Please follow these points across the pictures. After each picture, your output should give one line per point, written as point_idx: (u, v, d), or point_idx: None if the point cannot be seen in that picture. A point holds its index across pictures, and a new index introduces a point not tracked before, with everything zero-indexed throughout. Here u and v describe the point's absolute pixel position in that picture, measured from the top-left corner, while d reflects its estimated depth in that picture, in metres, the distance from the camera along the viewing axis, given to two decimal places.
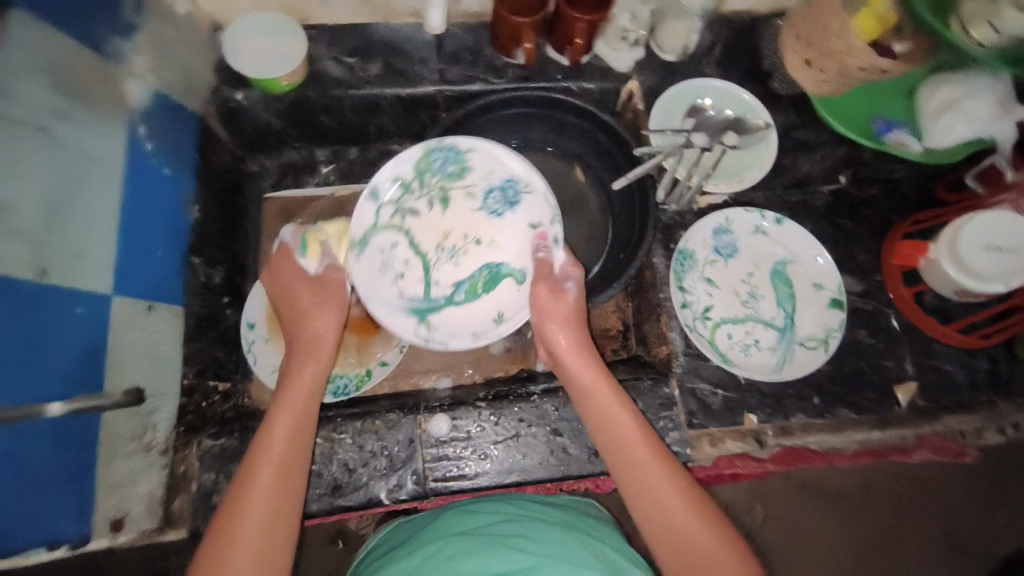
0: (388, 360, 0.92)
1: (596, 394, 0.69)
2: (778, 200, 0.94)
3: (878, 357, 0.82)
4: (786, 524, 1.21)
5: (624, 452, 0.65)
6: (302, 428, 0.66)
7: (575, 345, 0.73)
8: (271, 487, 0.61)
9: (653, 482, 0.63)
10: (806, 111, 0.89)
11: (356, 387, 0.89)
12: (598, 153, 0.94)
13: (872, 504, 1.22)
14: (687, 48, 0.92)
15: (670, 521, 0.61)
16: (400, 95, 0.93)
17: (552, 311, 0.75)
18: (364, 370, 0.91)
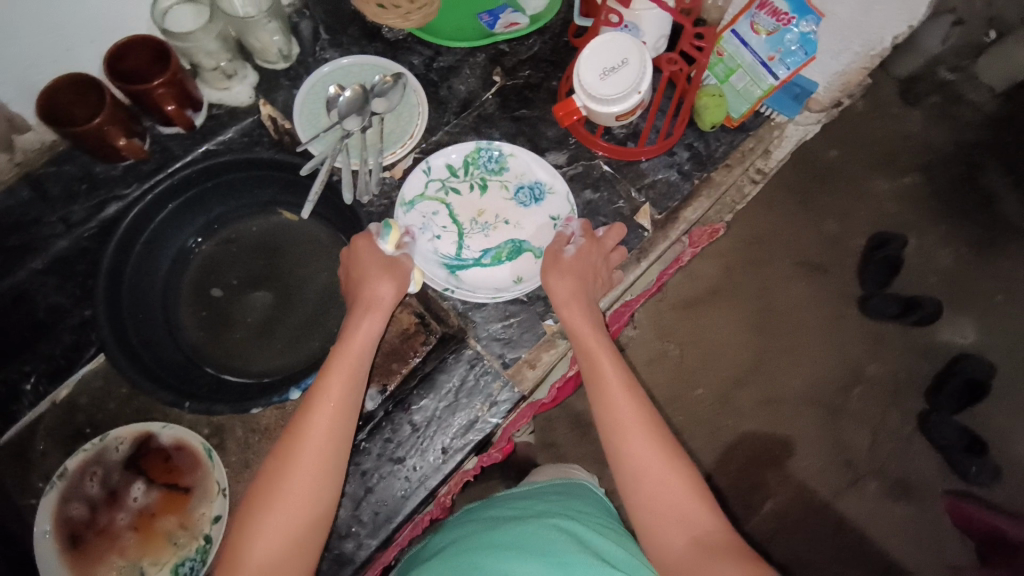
0: (218, 515, 0.77)
1: (583, 341, 0.74)
2: (462, 125, 0.91)
3: (608, 204, 0.88)
4: (692, 339, 1.31)
5: (605, 390, 0.70)
6: (341, 421, 0.66)
7: (570, 293, 0.77)
8: (322, 449, 0.64)
9: (626, 413, 0.68)
10: (426, 44, 0.94)
11: (205, 563, 0.75)
12: (288, 189, 0.92)
13: (741, 281, 1.33)
14: (283, 51, 0.89)
15: (631, 443, 0.66)
16: (36, 267, 0.83)
17: (554, 262, 0.79)
18: (203, 539, 0.77)
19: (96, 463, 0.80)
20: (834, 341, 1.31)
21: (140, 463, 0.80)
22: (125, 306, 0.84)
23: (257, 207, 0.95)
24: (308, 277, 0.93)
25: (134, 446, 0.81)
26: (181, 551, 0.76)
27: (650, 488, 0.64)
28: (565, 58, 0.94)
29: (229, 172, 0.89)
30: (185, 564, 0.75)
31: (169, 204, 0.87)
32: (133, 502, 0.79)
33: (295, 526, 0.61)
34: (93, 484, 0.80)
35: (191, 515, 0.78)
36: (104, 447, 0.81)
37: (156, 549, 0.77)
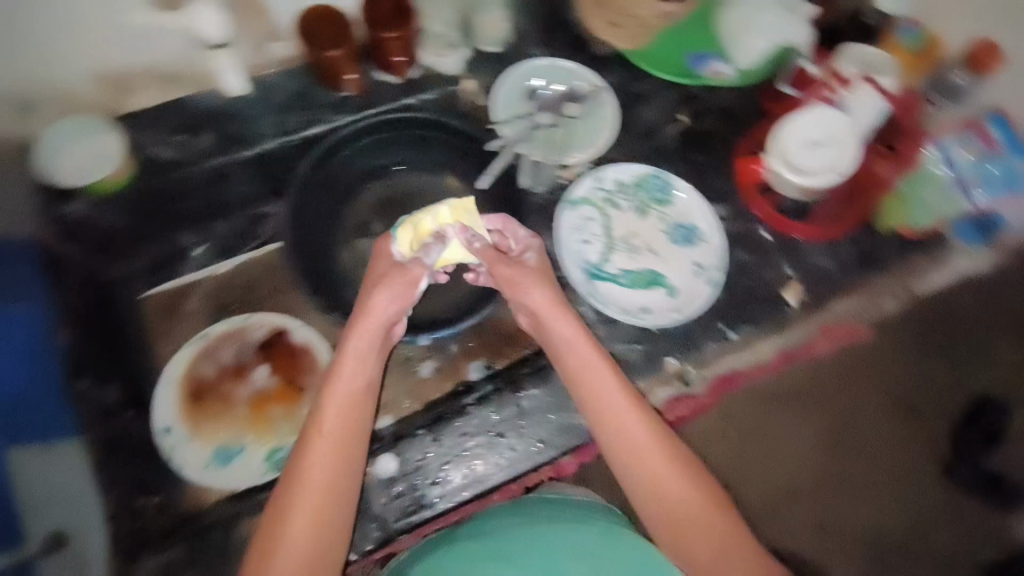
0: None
1: (567, 347, 0.74)
2: (638, 150, 0.95)
3: (758, 271, 0.89)
4: (756, 437, 1.08)
5: (603, 406, 0.70)
6: (353, 421, 0.68)
7: (552, 303, 0.76)
8: (335, 449, 0.66)
9: (631, 434, 0.68)
10: (627, 68, 0.97)
11: None
12: (462, 158, 0.97)
13: (829, 393, 1.09)
14: (503, 37, 0.96)
15: (641, 462, 0.67)
16: (241, 159, 0.91)
17: (521, 276, 0.77)
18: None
19: (237, 337, 0.90)
20: (914, 496, 1.07)
21: (270, 352, 0.90)
22: (297, 215, 0.93)
23: (427, 166, 0.99)
24: None
25: (271, 335, 0.90)
26: (280, 438, 0.85)
27: (670, 508, 0.65)
28: (754, 121, 0.95)
29: (423, 129, 0.97)
30: (280, 452, 0.84)
31: (365, 138, 0.95)
32: (255, 382, 0.88)
33: (316, 523, 0.63)
34: (228, 355, 0.89)
35: (299, 412, 0.86)
36: (247, 327, 0.90)
37: (258, 430, 0.85)
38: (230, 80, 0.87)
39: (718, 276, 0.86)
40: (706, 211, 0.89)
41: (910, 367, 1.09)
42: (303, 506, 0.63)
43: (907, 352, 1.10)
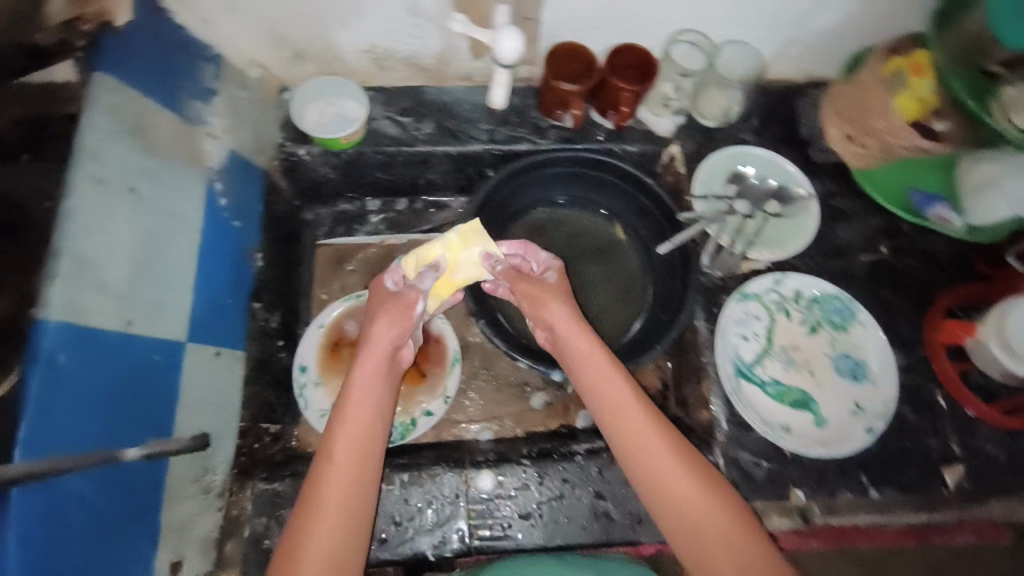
0: (434, 411, 0.90)
1: (586, 361, 0.73)
2: (825, 266, 0.90)
3: (922, 435, 0.83)
4: None
5: (625, 425, 0.68)
6: (366, 433, 0.66)
7: (569, 319, 0.75)
8: (350, 451, 0.64)
9: (653, 460, 0.66)
10: (842, 180, 0.94)
11: (401, 436, 0.87)
12: (639, 214, 0.99)
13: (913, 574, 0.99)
14: (727, 115, 0.96)
15: (668, 487, 0.64)
16: (450, 153, 0.95)
17: (544, 293, 0.77)
18: (411, 418, 0.89)
19: None
20: None
21: None
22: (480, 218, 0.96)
23: (603, 211, 1.03)
24: (597, 291, 1.00)
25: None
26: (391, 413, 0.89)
27: (691, 528, 0.63)
28: (953, 277, 0.92)
29: (614, 177, 0.97)
30: None
31: (559, 169, 0.97)
32: None
33: (335, 530, 0.60)
34: None
35: (416, 397, 0.91)
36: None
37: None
38: (500, 95, 0.89)
39: (877, 425, 0.80)
40: (882, 353, 0.84)
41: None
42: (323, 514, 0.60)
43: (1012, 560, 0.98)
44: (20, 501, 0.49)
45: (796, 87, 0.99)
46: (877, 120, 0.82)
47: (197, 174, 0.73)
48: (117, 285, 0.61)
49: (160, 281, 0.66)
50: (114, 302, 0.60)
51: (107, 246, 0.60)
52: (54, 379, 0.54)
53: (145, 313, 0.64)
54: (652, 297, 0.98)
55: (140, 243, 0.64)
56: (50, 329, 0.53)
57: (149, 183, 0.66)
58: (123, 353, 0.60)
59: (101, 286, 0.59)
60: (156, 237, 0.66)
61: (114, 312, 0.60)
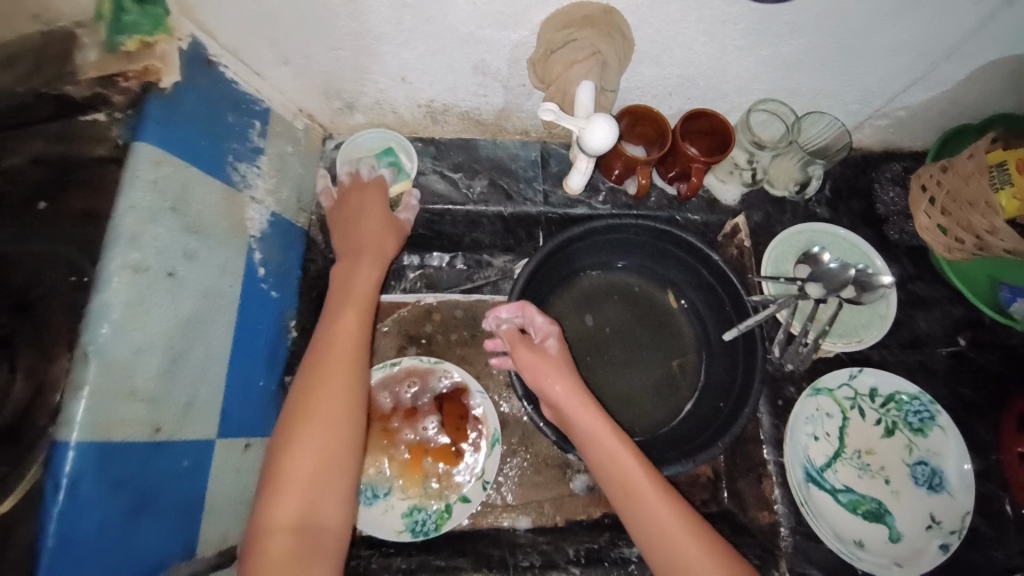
0: (471, 497, 0.82)
1: (592, 430, 0.71)
2: (902, 359, 0.85)
3: (988, 544, 0.77)
4: None
5: (633, 493, 0.66)
6: (353, 388, 0.62)
7: (579, 395, 0.73)
8: (330, 408, 0.60)
9: (670, 533, 0.63)
10: (922, 264, 0.91)
11: (436, 526, 0.80)
12: (699, 287, 0.92)
13: None
14: (799, 184, 0.92)
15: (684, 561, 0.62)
16: (502, 214, 0.89)
17: (543, 366, 0.76)
18: (445, 504, 0.82)
19: (423, 375, 0.88)
20: None
21: (444, 404, 0.87)
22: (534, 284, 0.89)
23: (656, 279, 0.97)
24: (648, 367, 0.93)
25: (453, 387, 0.88)
26: (426, 498, 0.82)
27: None
28: None
29: (673, 247, 0.91)
30: (421, 513, 0.81)
31: (616, 235, 0.91)
32: (424, 430, 0.86)
33: (313, 486, 0.57)
34: (410, 390, 0.88)
35: (451, 479, 0.84)
36: (432, 370, 0.89)
37: (409, 478, 0.83)
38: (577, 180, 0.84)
39: (955, 543, 0.74)
40: (964, 465, 0.77)
41: None
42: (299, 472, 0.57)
43: None
44: None
45: (871, 160, 0.96)
46: (979, 217, 0.74)
47: (239, 247, 0.66)
48: (148, 389, 0.53)
49: (193, 372, 0.59)
50: (144, 408, 0.53)
51: (142, 344, 0.52)
52: (77, 510, 0.46)
53: (176, 415, 0.56)
54: (706, 377, 0.91)
55: (175, 334, 0.56)
56: (74, 451, 0.46)
57: (188, 264, 0.58)
58: (150, 463, 0.53)
59: (130, 392, 0.51)
60: (191, 324, 0.58)
61: (143, 419, 0.53)
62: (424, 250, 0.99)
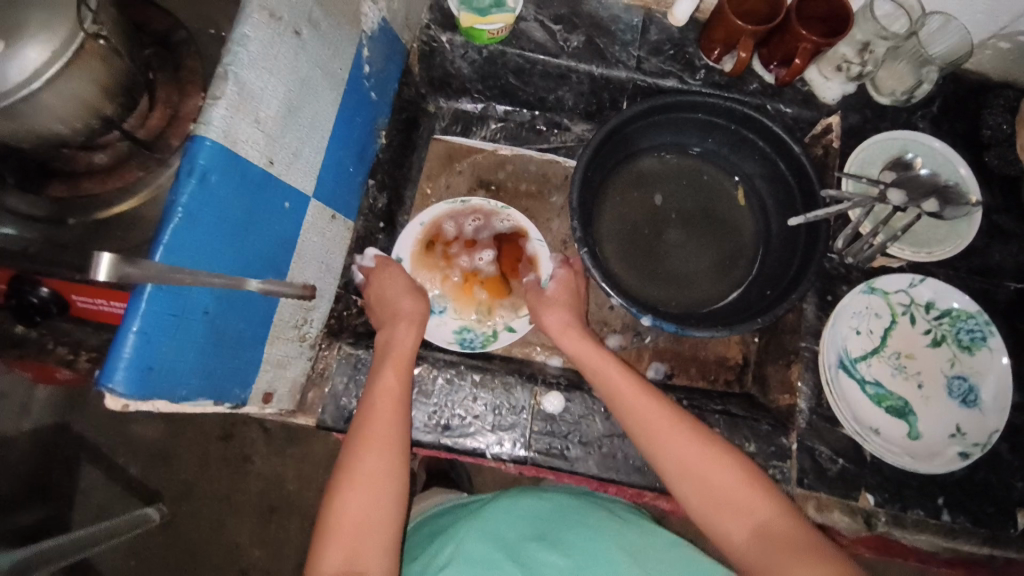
0: (516, 328, 0.90)
1: (613, 396, 0.71)
2: (966, 282, 0.83)
3: (1011, 474, 0.77)
4: None
5: (659, 437, 0.65)
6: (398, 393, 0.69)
7: (566, 326, 0.80)
8: (376, 449, 0.64)
9: (708, 476, 0.62)
10: (1014, 196, 0.86)
11: (482, 343, 0.89)
12: (771, 180, 0.93)
13: None
14: (908, 92, 0.87)
15: (707, 478, 0.62)
16: (591, 73, 0.91)
17: (544, 303, 0.84)
18: (493, 331, 0.90)
19: (487, 217, 0.96)
20: None
21: (503, 245, 0.94)
22: (610, 146, 0.91)
23: (731, 169, 0.98)
24: (699, 250, 0.96)
25: (513, 231, 0.95)
26: (474, 321, 0.90)
27: (749, 517, 0.59)
28: None
29: (755, 135, 0.90)
30: (468, 333, 0.89)
31: (697, 113, 0.91)
32: (480, 263, 0.94)
33: (362, 523, 0.59)
34: (473, 225, 0.95)
35: (499, 312, 0.91)
36: (495, 212, 0.95)
37: (462, 303, 0.91)
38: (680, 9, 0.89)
39: (975, 454, 0.74)
40: (1006, 387, 0.76)
41: None
42: (349, 501, 0.60)
43: None
44: (152, 298, 0.51)
45: (989, 83, 0.91)
46: None
47: (351, 37, 0.73)
48: (269, 126, 0.61)
49: (302, 132, 0.67)
50: (264, 140, 0.61)
51: (270, 86, 0.59)
52: (204, 193, 0.54)
53: (285, 159, 0.65)
54: (761, 266, 0.94)
55: (295, 90, 0.63)
56: (207, 146, 0.53)
57: (312, 31, 0.64)
58: (260, 189, 0.62)
59: (254, 120, 0.58)
60: (307, 87, 0.65)
61: (261, 149, 0.60)
62: (509, 105, 1.03)
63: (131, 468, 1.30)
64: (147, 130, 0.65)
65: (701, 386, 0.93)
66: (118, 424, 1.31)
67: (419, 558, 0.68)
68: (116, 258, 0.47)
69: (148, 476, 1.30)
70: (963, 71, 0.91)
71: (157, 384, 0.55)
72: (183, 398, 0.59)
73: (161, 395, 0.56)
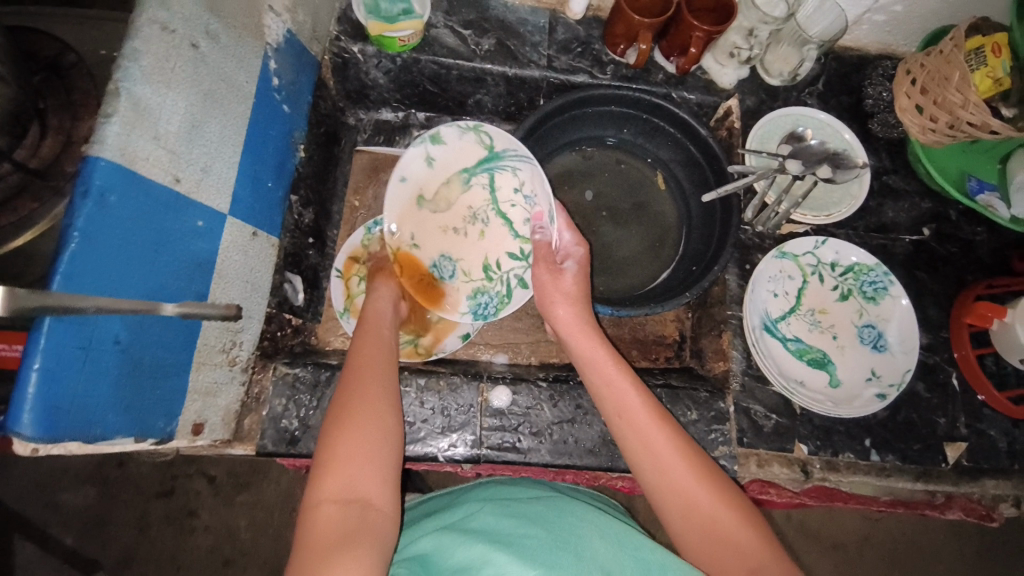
0: (529, 284, 0.86)
1: (611, 407, 0.68)
2: (866, 240, 0.90)
3: (931, 411, 0.84)
4: (804, 533, 1.30)
5: (650, 450, 0.63)
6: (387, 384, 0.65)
7: (578, 324, 0.77)
8: (364, 435, 0.58)
9: (696, 499, 0.60)
10: (899, 158, 0.95)
11: (496, 308, 0.86)
12: (685, 164, 0.98)
13: (873, 535, 1.31)
14: (794, 74, 0.96)
15: (695, 503, 0.59)
16: (506, 74, 0.94)
17: (551, 289, 0.81)
18: (506, 289, 0.87)
19: (471, 151, 0.86)
20: None
21: (498, 184, 0.87)
22: (530, 143, 0.93)
23: (648, 156, 1.02)
24: (628, 236, 1.00)
25: (492, 157, 0.85)
26: (485, 282, 0.87)
27: (733, 549, 0.56)
28: (987, 271, 0.91)
29: (665, 122, 0.95)
30: (484, 297, 0.87)
31: (609, 105, 0.95)
32: (478, 208, 0.87)
33: (349, 504, 0.54)
34: (458, 162, 0.86)
35: (510, 264, 0.87)
36: (471, 144, 0.85)
37: (471, 259, 0.87)
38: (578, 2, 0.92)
39: (891, 394, 0.80)
40: (911, 329, 0.83)
41: (927, 545, 1.30)
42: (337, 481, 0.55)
43: (928, 541, 1.31)
44: (53, 331, 0.48)
45: (867, 58, 0.99)
46: (953, 94, 0.80)
47: (254, 50, 0.72)
48: (172, 141, 0.59)
49: (209, 147, 0.65)
50: (167, 157, 0.59)
51: (169, 100, 0.57)
52: (103, 216, 0.52)
53: (192, 175, 0.63)
54: (685, 243, 0.98)
55: (197, 103, 0.62)
56: (103, 167, 0.51)
57: (209, 43, 0.63)
58: (167, 209, 0.60)
59: (153, 137, 0.56)
60: (210, 99, 0.64)
61: (164, 166, 0.58)
62: (431, 112, 1.04)
63: (65, 539, 1.20)
64: (39, 159, 0.61)
65: (644, 365, 0.96)
66: (46, 492, 1.22)
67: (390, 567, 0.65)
68: (13, 291, 0.43)
69: (83, 545, 1.20)
70: (842, 49, 0.99)
71: (68, 423, 0.51)
72: (100, 436, 0.56)
73: (73, 437, 0.52)
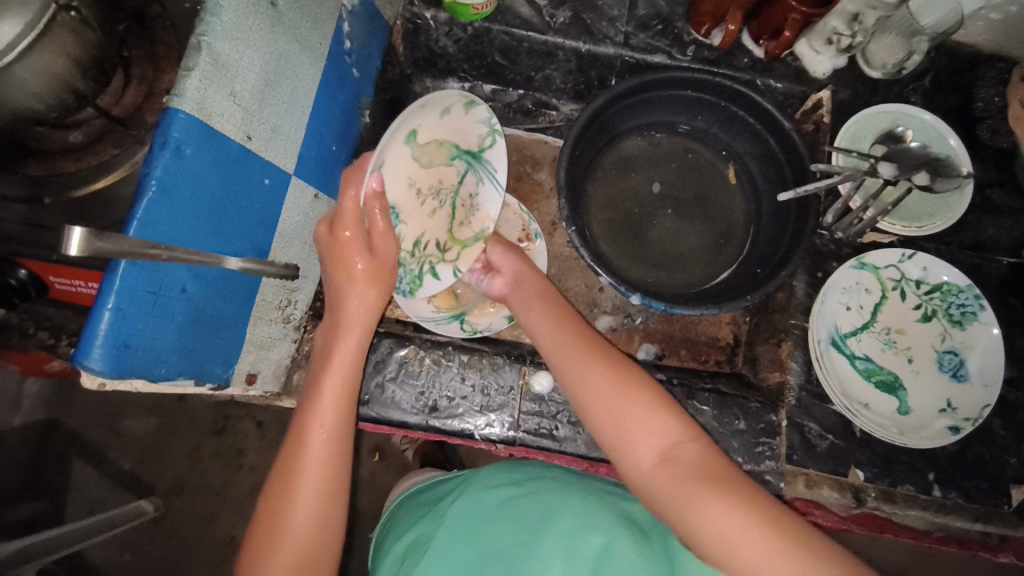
0: (443, 278, 0.78)
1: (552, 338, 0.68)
2: (957, 258, 0.82)
3: (1004, 450, 0.77)
4: None
5: (582, 369, 0.63)
6: (336, 454, 0.61)
7: (516, 275, 0.78)
8: (298, 524, 0.57)
9: (623, 413, 0.59)
10: (1005, 170, 0.86)
11: (408, 289, 0.78)
12: (762, 158, 0.91)
13: (917, 567, 1.23)
14: (899, 66, 0.87)
15: (628, 427, 0.58)
16: (578, 50, 0.90)
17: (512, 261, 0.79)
18: (418, 273, 0.78)
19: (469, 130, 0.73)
20: None
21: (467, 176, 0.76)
22: (599, 123, 0.89)
23: (721, 147, 0.96)
24: (691, 230, 0.95)
25: (476, 158, 0.74)
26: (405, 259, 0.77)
27: (667, 461, 0.56)
28: None
29: (745, 112, 0.88)
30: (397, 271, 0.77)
31: (686, 89, 0.89)
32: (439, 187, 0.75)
33: None
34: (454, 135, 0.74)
35: (432, 252, 0.78)
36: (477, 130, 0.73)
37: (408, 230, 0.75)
38: None
39: (966, 428, 0.74)
40: (998, 360, 0.76)
41: None
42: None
43: None
44: (126, 275, 0.50)
45: (982, 55, 0.89)
46: None
47: (330, 11, 0.71)
48: (246, 98, 0.59)
49: (280, 106, 0.66)
50: (241, 114, 0.59)
51: (245, 57, 0.58)
52: (181, 167, 0.53)
53: (263, 133, 0.64)
54: (752, 243, 0.93)
55: (271, 62, 0.62)
56: (182, 121, 0.52)
57: (288, 2, 0.62)
58: (238, 165, 0.61)
59: (229, 93, 0.57)
60: (284, 58, 0.64)
61: (237, 123, 0.59)
62: (497, 85, 1.02)
63: (123, 462, 1.28)
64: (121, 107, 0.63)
65: (692, 366, 0.93)
66: (109, 417, 1.30)
67: (400, 541, 0.69)
68: (89, 232, 0.44)
69: (139, 472, 1.28)
70: (957, 44, 0.89)
71: (135, 362, 0.54)
72: (162, 378, 0.58)
73: (139, 376, 0.55)
